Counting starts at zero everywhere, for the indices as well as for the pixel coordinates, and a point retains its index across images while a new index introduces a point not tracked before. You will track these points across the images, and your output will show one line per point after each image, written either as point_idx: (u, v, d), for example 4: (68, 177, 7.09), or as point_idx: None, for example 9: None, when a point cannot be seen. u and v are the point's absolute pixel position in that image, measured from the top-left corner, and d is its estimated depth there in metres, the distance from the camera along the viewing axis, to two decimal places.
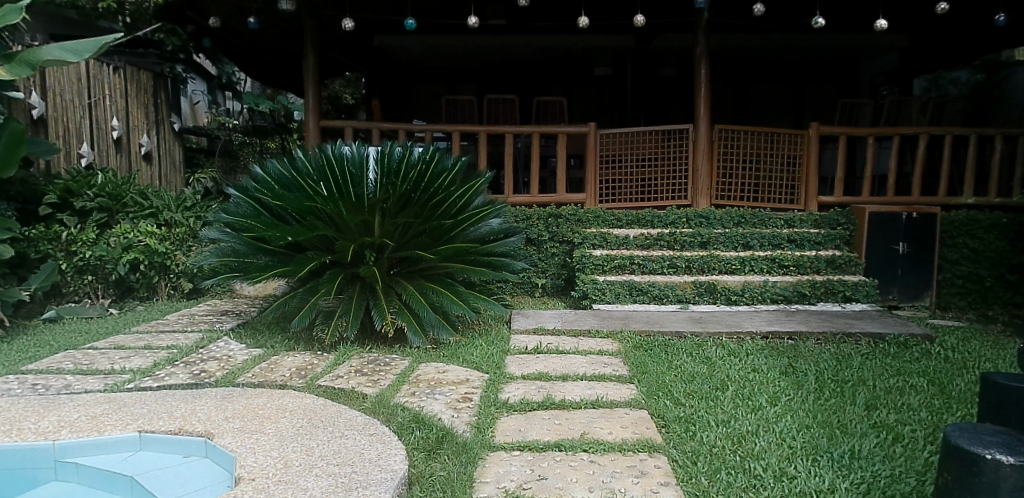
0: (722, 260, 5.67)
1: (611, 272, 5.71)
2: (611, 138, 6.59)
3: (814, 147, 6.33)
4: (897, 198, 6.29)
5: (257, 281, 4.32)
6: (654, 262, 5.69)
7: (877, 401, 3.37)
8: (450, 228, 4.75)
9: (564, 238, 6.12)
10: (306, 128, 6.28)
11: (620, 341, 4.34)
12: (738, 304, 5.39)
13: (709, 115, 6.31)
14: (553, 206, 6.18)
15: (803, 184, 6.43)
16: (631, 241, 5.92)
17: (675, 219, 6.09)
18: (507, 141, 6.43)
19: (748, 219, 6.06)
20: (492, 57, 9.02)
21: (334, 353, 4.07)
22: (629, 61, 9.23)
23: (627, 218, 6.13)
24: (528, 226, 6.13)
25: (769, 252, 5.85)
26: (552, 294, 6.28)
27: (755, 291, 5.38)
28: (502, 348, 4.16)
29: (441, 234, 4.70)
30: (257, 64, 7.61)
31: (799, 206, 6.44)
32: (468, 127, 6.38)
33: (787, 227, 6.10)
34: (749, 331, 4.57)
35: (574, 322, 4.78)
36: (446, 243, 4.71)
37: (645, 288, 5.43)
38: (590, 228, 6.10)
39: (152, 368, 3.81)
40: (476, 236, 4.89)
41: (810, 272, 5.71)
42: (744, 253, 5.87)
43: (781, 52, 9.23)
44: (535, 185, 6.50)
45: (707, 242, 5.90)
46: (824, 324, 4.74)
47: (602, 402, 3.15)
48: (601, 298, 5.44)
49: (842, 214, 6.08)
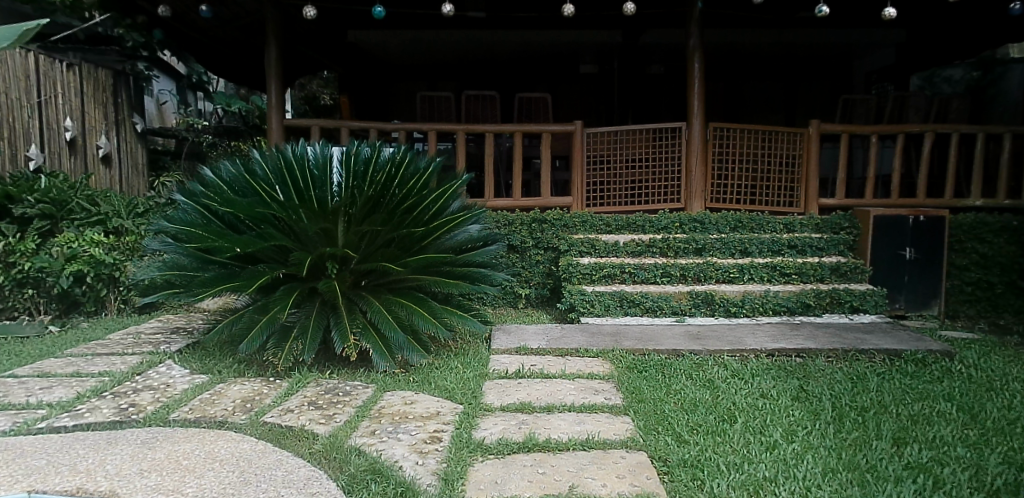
0: (720, 267, 5.25)
1: (599, 282, 5.28)
2: (599, 138, 6.17)
3: (813, 145, 5.94)
4: (902, 201, 5.93)
5: (201, 298, 3.83)
6: (647, 270, 5.26)
7: (906, 435, 2.96)
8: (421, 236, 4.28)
9: (549, 245, 5.69)
10: (268, 127, 5.81)
11: (611, 362, 3.90)
12: (738, 316, 4.96)
13: (704, 112, 5.92)
14: (537, 211, 5.76)
15: (803, 186, 6.03)
16: (621, 248, 5.53)
17: (667, 224, 5.69)
18: (488, 141, 5.97)
19: (745, 223, 5.69)
20: (472, 53, 8.57)
21: (288, 381, 3.57)
22: (617, 58, 8.83)
23: (616, 223, 5.73)
24: (510, 233, 5.71)
25: (768, 259, 5.47)
26: (536, 305, 5.84)
27: (757, 302, 4.96)
28: (479, 373, 3.70)
29: (411, 242, 4.22)
30: (220, 59, 7.09)
31: (799, 210, 6.03)
32: (446, 126, 5.91)
33: (786, 232, 5.74)
34: (751, 347, 4.14)
35: (560, 339, 4.33)
36: (416, 253, 4.24)
37: (636, 300, 4.99)
38: (577, 234, 5.68)
39: (72, 401, 3.27)
40: (450, 245, 4.42)
41: (813, 281, 5.30)
42: (742, 260, 5.48)
43: (774, 48, 8.89)
44: (518, 188, 6.06)
45: (703, 248, 5.51)
46: (833, 339, 4.34)
47: (593, 442, 2.70)
48: (590, 311, 5.00)
49: (845, 217, 5.74)
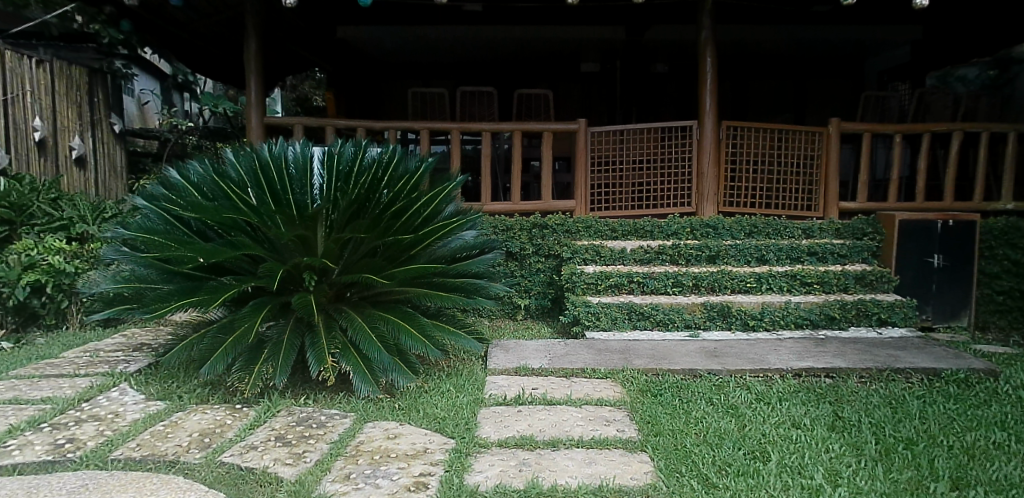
0: (735, 277, 4.86)
1: (605, 292, 4.88)
2: (603, 138, 5.77)
3: (832, 146, 5.57)
4: (927, 204, 5.57)
5: (157, 315, 3.33)
6: (656, 280, 4.86)
7: (965, 475, 2.55)
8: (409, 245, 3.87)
9: (550, 252, 5.31)
10: (248, 126, 5.46)
11: (622, 384, 3.50)
12: (757, 330, 4.56)
13: (716, 110, 5.56)
14: (537, 215, 5.37)
15: (822, 189, 5.65)
16: (628, 255, 5.15)
17: (677, 230, 5.33)
18: (485, 141, 5.55)
19: (761, 229, 5.31)
20: (468, 50, 8.19)
21: (256, 409, 3.14)
22: (619, 56, 8.47)
23: (622, 229, 5.36)
24: (508, 239, 5.32)
25: (788, 267, 5.10)
26: (536, 317, 5.43)
27: (777, 315, 4.55)
28: (474, 398, 3.29)
29: (398, 251, 3.81)
30: (198, 54, 6.69)
31: (817, 214, 5.65)
32: (439, 124, 5.50)
33: (805, 238, 5.36)
34: (775, 365, 3.74)
35: (564, 357, 3.93)
36: (404, 264, 3.83)
37: (646, 312, 4.59)
38: (580, 240, 5.29)
39: (4, 435, 2.85)
40: (442, 254, 4.01)
41: (836, 291, 4.89)
42: (759, 268, 5.10)
43: (782, 45, 8.52)
44: (516, 192, 5.66)
45: (716, 256, 5.13)
46: (866, 356, 3.93)
47: (606, 490, 2.28)
48: (595, 325, 4.59)
49: (867, 222, 5.36)
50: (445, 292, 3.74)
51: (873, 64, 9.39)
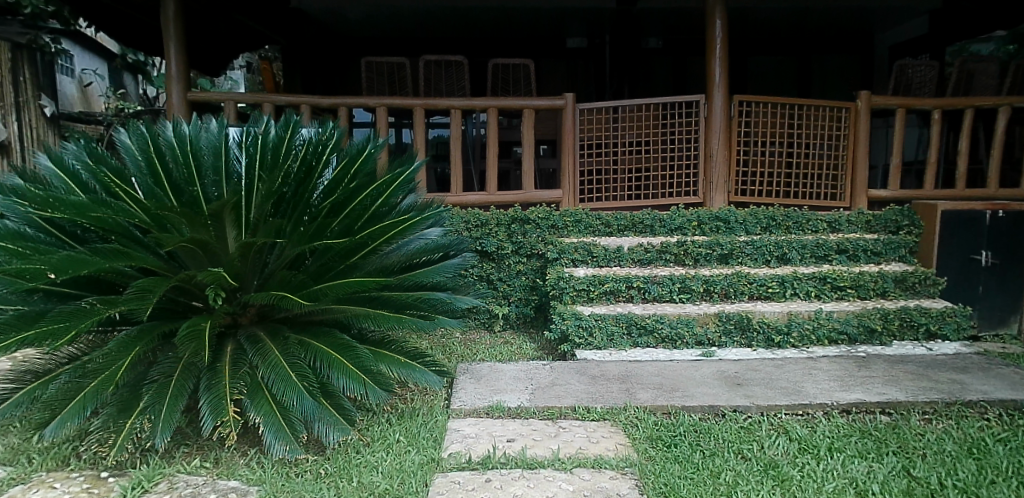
0: (754, 281, 4.07)
1: (598, 301, 4.08)
2: (593, 117, 4.91)
3: (861, 124, 4.82)
4: (970, 191, 4.82)
5: None
6: (660, 285, 4.07)
7: None
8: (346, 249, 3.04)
9: (532, 251, 4.49)
10: (169, 103, 4.60)
11: (624, 429, 2.71)
12: (783, 347, 3.77)
13: (725, 83, 4.73)
14: (518, 207, 4.55)
15: (848, 175, 4.90)
16: (625, 255, 4.34)
17: (682, 224, 4.55)
18: (455, 120, 4.68)
19: (779, 222, 4.59)
20: (441, 24, 7.34)
21: (124, 483, 2.30)
22: (609, 30, 7.66)
23: (617, 223, 4.57)
24: (483, 237, 4.50)
25: (813, 268, 4.32)
26: (517, 328, 4.62)
27: (806, 329, 3.77)
28: (429, 456, 2.48)
29: (332, 257, 2.97)
30: (121, 21, 5.77)
31: (844, 204, 4.91)
32: (398, 100, 4.63)
33: (830, 232, 4.64)
34: (814, 397, 2.96)
35: (550, 388, 3.12)
36: (331, 279, 2.94)
37: (649, 325, 3.78)
38: (568, 238, 4.50)
39: None
40: (393, 259, 3.19)
41: (873, 296, 4.14)
42: (780, 269, 4.33)
43: (786, 16, 7.75)
44: (491, 180, 4.80)
45: (729, 255, 4.35)
46: (925, 383, 3.15)
47: None
48: (587, 342, 3.78)
49: (902, 213, 4.65)
50: (391, 312, 2.87)
51: (884, 39, 8.63)
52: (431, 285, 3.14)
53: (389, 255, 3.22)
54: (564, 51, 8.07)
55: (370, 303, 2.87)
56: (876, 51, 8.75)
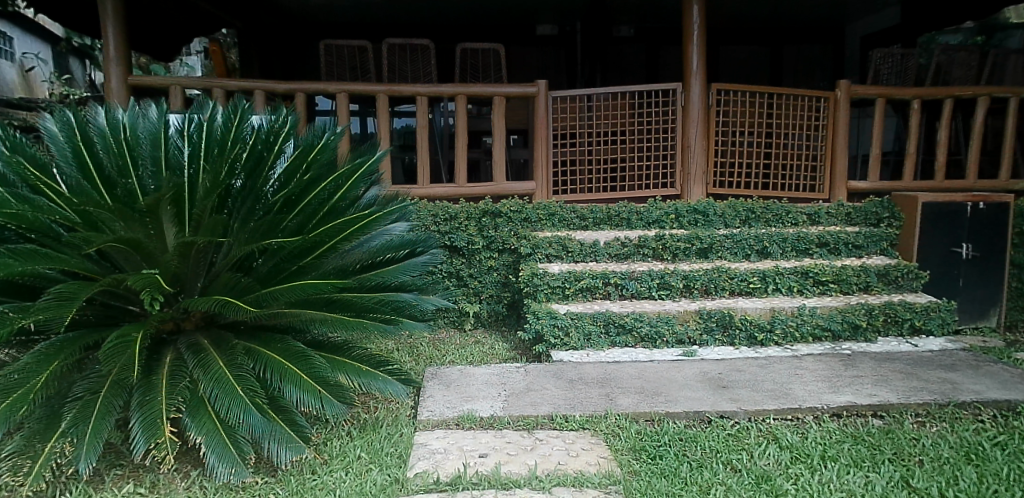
0: (736, 276, 3.91)
1: (575, 298, 3.87)
2: (567, 105, 4.68)
3: (840, 114, 4.73)
4: (948, 183, 4.78)
5: None
6: (639, 281, 3.88)
7: None
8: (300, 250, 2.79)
9: (505, 246, 4.26)
10: (108, 86, 4.23)
11: (606, 439, 2.51)
12: (765, 345, 3.63)
13: (705, 70, 4.54)
14: (489, 200, 4.32)
15: (828, 167, 4.81)
16: (601, 250, 4.15)
17: (659, 216, 4.39)
18: (421, 107, 4.41)
19: (759, 215, 4.45)
20: (407, 9, 7.02)
21: None
22: (582, 18, 7.45)
23: (593, 217, 4.38)
24: (452, 231, 4.25)
25: (794, 262, 4.19)
26: (488, 326, 4.38)
27: (789, 326, 3.64)
28: (391, 475, 2.24)
29: (281, 258, 2.70)
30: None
31: (823, 197, 4.82)
32: (360, 86, 4.34)
33: (810, 225, 4.53)
34: (803, 400, 2.81)
35: (525, 393, 2.91)
36: (283, 283, 2.67)
37: (628, 324, 3.59)
38: (543, 232, 4.28)
39: None
40: (354, 257, 2.93)
41: (855, 291, 4.03)
42: (761, 263, 4.20)
43: (760, 5, 7.65)
44: (460, 171, 4.53)
45: (709, 249, 4.19)
46: (915, 383, 3.03)
47: None
48: (563, 343, 3.57)
49: (882, 205, 4.58)
50: (351, 316, 2.60)
51: (856, 31, 8.62)
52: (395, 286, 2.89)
53: (352, 251, 2.96)
54: (534, 39, 7.86)
55: (327, 306, 2.60)
56: (847, 43, 8.74)
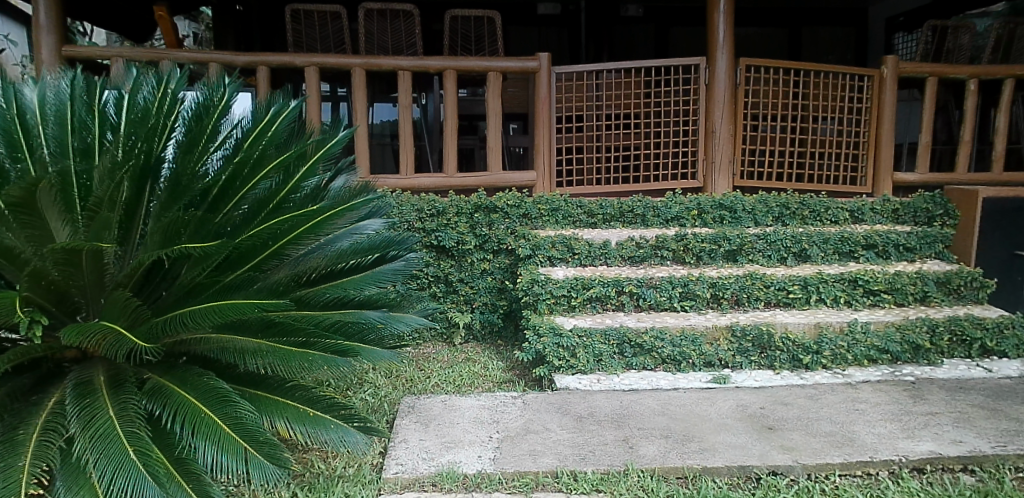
0: (772, 284, 3.32)
1: (582, 310, 3.28)
2: (573, 83, 4.05)
3: (885, 95, 4.13)
4: (1008, 175, 4.18)
5: None
6: (658, 290, 3.29)
7: None
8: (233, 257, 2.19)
9: (500, 246, 3.66)
10: (38, 57, 3.56)
11: None
12: (810, 369, 3.05)
13: (732, 42, 3.90)
14: (481, 193, 3.72)
15: (872, 156, 4.20)
16: (613, 251, 3.55)
17: (680, 212, 3.79)
18: (403, 84, 3.78)
19: (794, 211, 3.86)
20: None
21: None
22: None
23: (603, 213, 3.78)
24: (439, 229, 3.65)
25: (838, 267, 3.60)
26: (481, 340, 3.78)
27: (839, 347, 3.06)
28: None
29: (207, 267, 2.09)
30: None
31: (866, 190, 4.23)
32: (333, 58, 3.70)
33: (852, 223, 3.94)
34: (874, 451, 2.23)
35: (523, 437, 2.32)
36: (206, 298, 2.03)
37: (647, 344, 2.99)
38: (544, 231, 3.68)
39: None
40: (313, 261, 2.38)
41: (911, 302, 3.44)
42: (798, 268, 3.61)
43: None
44: (450, 159, 3.91)
45: (739, 251, 3.59)
46: (1006, 424, 2.45)
47: None
48: (570, 366, 2.97)
49: (934, 201, 3.98)
50: (294, 347, 1.96)
51: (880, 11, 7.99)
52: (358, 302, 2.26)
53: (310, 254, 2.42)
54: (535, 19, 7.21)
55: (262, 332, 1.96)
56: (871, 24, 8.11)
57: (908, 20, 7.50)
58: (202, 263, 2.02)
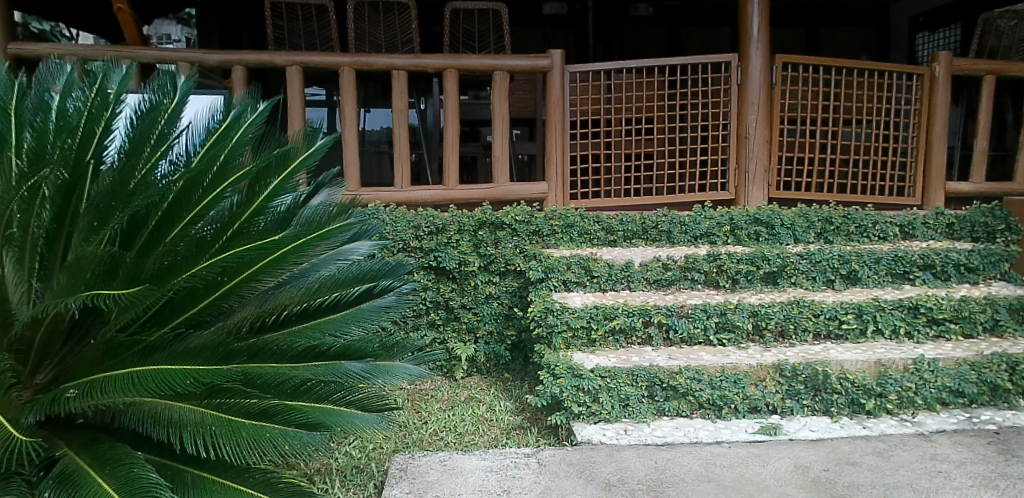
0: (822, 313, 2.88)
1: (603, 344, 2.84)
2: (587, 84, 3.62)
3: (937, 96, 3.70)
4: None
5: None
6: (690, 321, 2.85)
7: None
8: (179, 299, 1.73)
9: (508, 267, 3.23)
10: None
11: None
12: (872, 416, 2.60)
13: (767, 36, 3.47)
14: (487, 208, 3.31)
15: (922, 164, 3.77)
16: (636, 274, 3.11)
17: (710, 229, 3.36)
18: (397, 85, 3.36)
19: (839, 227, 3.43)
20: None
21: None
22: None
23: (623, 230, 3.36)
24: (438, 249, 3.23)
25: (894, 292, 3.16)
26: (486, 374, 3.34)
27: (906, 389, 2.62)
28: None
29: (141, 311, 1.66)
30: None
31: (915, 202, 3.79)
32: (317, 56, 3.28)
33: (903, 240, 3.50)
34: None
35: None
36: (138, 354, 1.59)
37: (682, 387, 2.55)
38: (558, 250, 3.25)
39: None
40: (284, 298, 1.99)
41: (980, 332, 3.01)
42: (847, 292, 3.17)
43: None
44: (450, 170, 3.49)
45: (779, 273, 3.16)
46: None
47: None
48: (591, 413, 2.53)
49: (995, 214, 3.54)
50: (246, 418, 1.55)
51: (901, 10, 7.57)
52: (335, 352, 1.77)
53: (282, 290, 2.03)
54: (541, 20, 6.79)
55: (204, 398, 1.55)
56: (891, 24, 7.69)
57: (930, 21, 6.80)
58: (131, 309, 1.58)
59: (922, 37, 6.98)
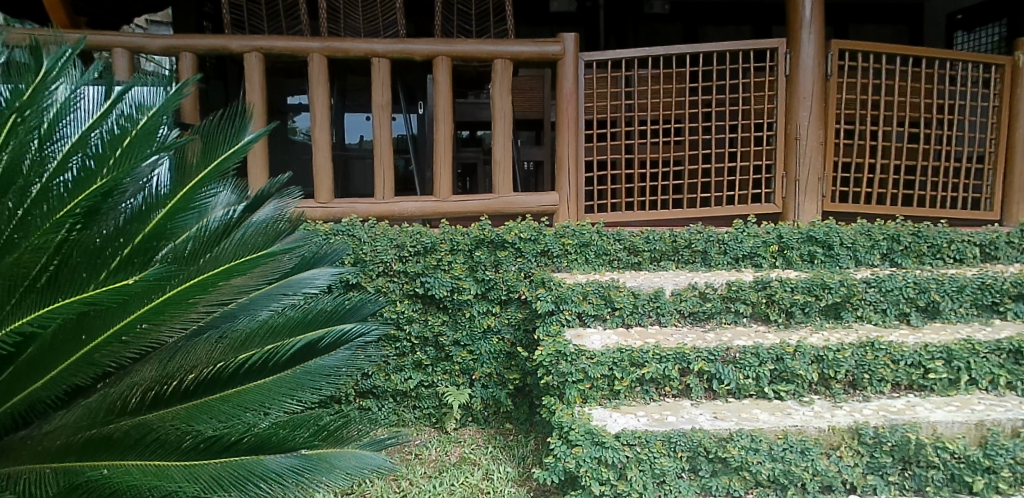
0: (903, 358, 2.30)
1: (630, 395, 2.27)
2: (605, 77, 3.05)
3: (1020, 90, 3.09)
4: None
5: None
6: (739, 368, 2.26)
7: None
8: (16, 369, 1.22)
9: (510, 295, 2.65)
10: None
11: None
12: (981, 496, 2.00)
13: (821, 18, 2.89)
14: (485, 222, 2.72)
15: (1000, 172, 3.18)
16: (667, 306, 2.54)
17: (755, 249, 2.78)
18: (378, 75, 2.81)
19: (909, 247, 2.84)
20: None
21: None
22: None
23: (650, 250, 2.79)
24: (426, 273, 2.66)
25: (986, 328, 2.56)
26: (485, 423, 2.77)
27: None
28: None
29: None
30: None
31: (994, 217, 3.19)
32: (280, 43, 2.74)
33: (987, 263, 2.90)
34: None
35: None
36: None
37: (735, 460, 1.96)
38: (571, 275, 2.68)
39: None
40: (199, 353, 1.43)
41: None
42: (927, 329, 2.58)
43: None
44: (442, 178, 2.92)
45: (842, 305, 2.58)
46: None
47: None
48: (616, 492, 1.95)
49: None
50: None
51: None
52: (250, 444, 1.32)
53: (200, 341, 1.47)
54: (547, 17, 6.23)
55: None
56: None
57: (968, 19, 6.05)
58: None
59: (960, 36, 6.26)
